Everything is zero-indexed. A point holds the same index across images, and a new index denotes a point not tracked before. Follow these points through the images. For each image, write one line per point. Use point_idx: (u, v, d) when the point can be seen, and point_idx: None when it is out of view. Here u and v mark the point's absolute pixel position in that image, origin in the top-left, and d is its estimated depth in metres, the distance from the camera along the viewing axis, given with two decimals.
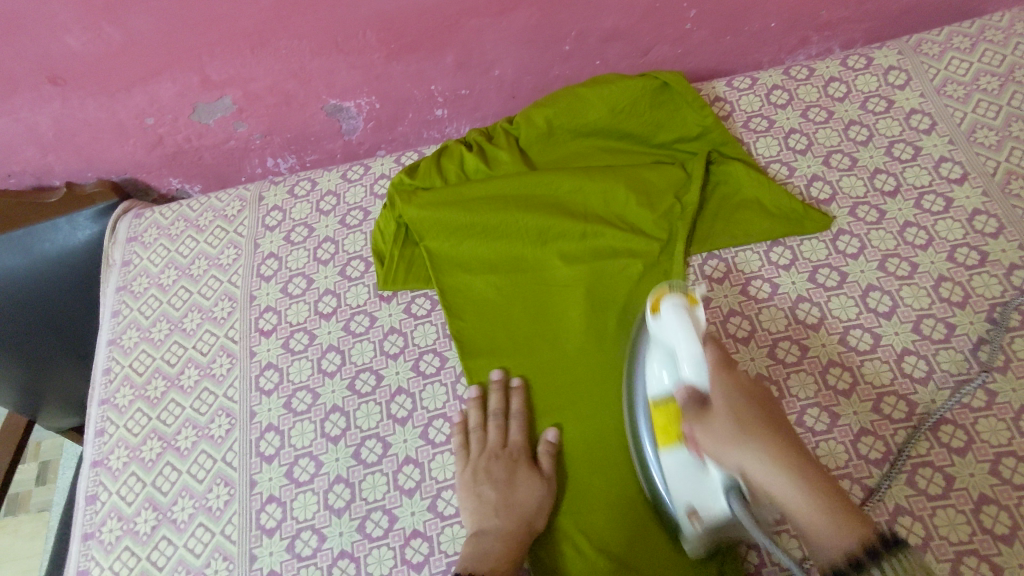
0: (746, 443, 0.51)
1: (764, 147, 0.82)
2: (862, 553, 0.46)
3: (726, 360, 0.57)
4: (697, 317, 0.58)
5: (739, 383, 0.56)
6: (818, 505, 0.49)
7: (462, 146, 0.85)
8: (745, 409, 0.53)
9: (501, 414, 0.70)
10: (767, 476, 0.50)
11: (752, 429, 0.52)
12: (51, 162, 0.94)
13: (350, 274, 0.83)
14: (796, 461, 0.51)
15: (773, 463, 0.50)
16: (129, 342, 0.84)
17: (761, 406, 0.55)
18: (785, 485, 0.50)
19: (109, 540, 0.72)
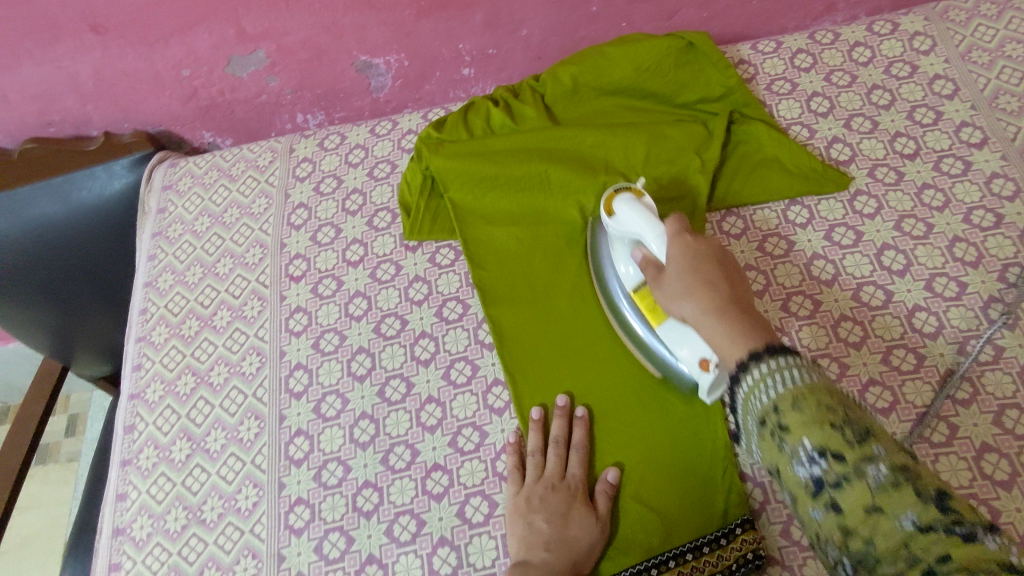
0: (686, 294, 0.56)
1: (786, 109, 0.84)
2: (747, 359, 0.48)
3: (686, 230, 0.62)
4: (647, 203, 0.68)
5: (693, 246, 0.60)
6: (734, 331, 0.51)
7: (489, 102, 0.87)
8: (699, 266, 0.58)
9: (562, 443, 0.68)
10: (698, 323, 0.55)
11: (691, 276, 0.57)
12: (90, 113, 0.97)
13: (377, 225, 0.86)
14: (736, 310, 0.53)
15: (705, 303, 0.54)
16: (165, 284, 0.88)
17: (708, 268, 0.57)
18: (710, 325, 0.53)
19: (146, 466, 0.76)
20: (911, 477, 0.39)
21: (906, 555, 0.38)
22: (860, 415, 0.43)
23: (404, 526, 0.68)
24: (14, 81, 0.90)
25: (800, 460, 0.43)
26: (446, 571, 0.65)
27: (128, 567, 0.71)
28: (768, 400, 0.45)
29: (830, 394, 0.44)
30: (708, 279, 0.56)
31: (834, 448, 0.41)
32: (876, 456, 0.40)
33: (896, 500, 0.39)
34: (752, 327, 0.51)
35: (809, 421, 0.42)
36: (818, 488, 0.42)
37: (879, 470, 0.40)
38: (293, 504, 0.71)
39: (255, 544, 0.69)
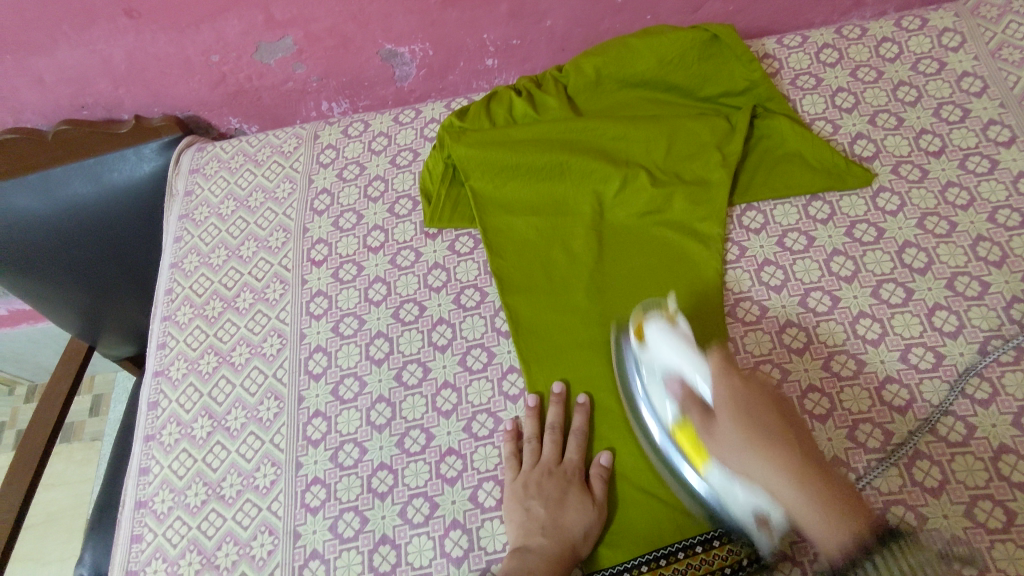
0: (745, 450, 0.54)
1: (810, 104, 0.83)
2: (860, 553, 0.49)
3: (731, 367, 0.59)
4: (682, 330, 0.65)
5: (745, 387, 0.57)
6: (826, 507, 0.50)
7: (511, 91, 0.88)
8: (756, 414, 0.55)
9: (559, 428, 0.69)
10: (787, 485, 0.52)
11: (753, 429, 0.54)
12: (122, 96, 1.00)
13: (398, 212, 0.87)
14: (816, 484, 0.51)
15: (779, 471, 0.52)
16: (190, 265, 0.90)
17: (767, 411, 0.55)
18: (800, 497, 0.51)
19: (168, 442, 0.78)
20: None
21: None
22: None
23: (417, 508, 0.69)
24: (50, 64, 0.93)
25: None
26: (458, 553, 0.66)
27: (149, 539, 0.73)
28: None
29: None
30: (774, 438, 0.54)
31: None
32: None
33: None
34: (843, 493, 0.52)
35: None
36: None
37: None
38: (310, 483, 0.72)
39: (272, 520, 0.71)
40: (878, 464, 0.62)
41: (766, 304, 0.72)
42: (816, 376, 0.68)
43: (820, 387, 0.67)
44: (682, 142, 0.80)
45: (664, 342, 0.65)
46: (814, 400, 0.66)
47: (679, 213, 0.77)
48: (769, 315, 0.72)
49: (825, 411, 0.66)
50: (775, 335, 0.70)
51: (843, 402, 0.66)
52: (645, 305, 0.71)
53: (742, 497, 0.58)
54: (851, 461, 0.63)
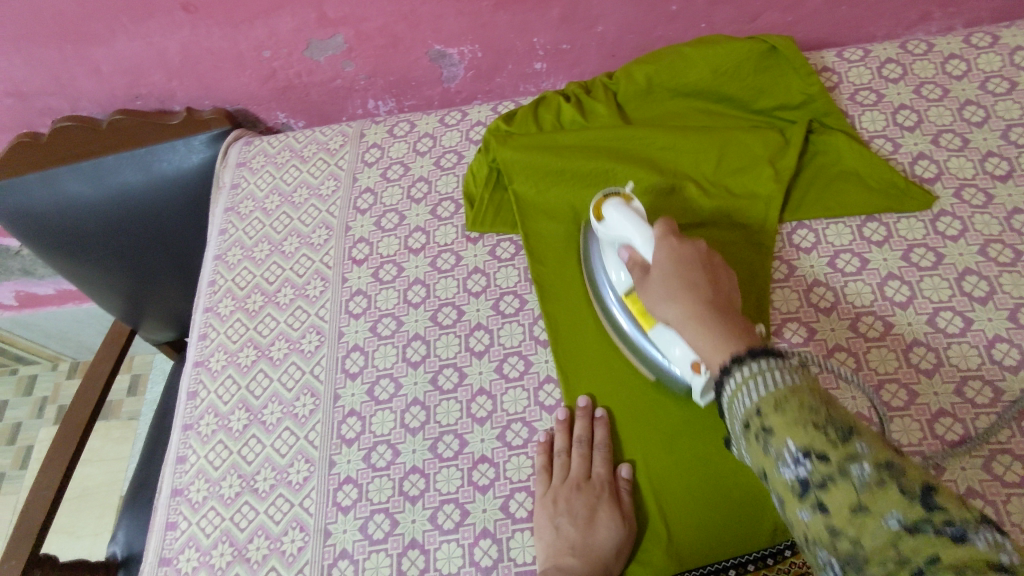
0: (672, 296, 0.55)
1: (869, 121, 0.80)
2: (730, 363, 0.47)
3: (673, 233, 0.61)
4: (636, 209, 0.68)
5: (678, 253, 0.59)
6: (716, 339, 0.50)
7: (560, 96, 0.87)
8: (682, 270, 0.57)
9: (586, 442, 0.69)
10: (684, 323, 0.53)
11: (673, 282, 0.56)
12: (175, 88, 1.01)
13: (440, 214, 0.87)
14: (713, 315, 0.52)
15: (687, 310, 0.53)
16: (234, 258, 0.91)
17: (691, 269, 0.57)
18: (693, 334, 0.52)
19: (205, 432, 0.79)
20: (896, 474, 0.38)
21: (896, 557, 0.36)
22: (843, 413, 0.42)
23: (448, 514, 0.69)
24: (108, 54, 0.95)
25: (786, 462, 0.41)
26: (487, 563, 0.66)
27: (183, 528, 0.74)
28: (751, 403, 0.44)
29: (815, 396, 0.42)
30: (692, 284, 0.56)
31: (817, 448, 0.40)
32: (860, 453, 0.39)
33: (881, 500, 0.37)
34: (738, 332, 0.51)
35: (791, 422, 0.41)
36: (804, 490, 0.40)
37: (866, 449, 0.39)
38: (342, 482, 0.72)
39: (303, 518, 0.71)
40: None
41: (814, 326, 0.70)
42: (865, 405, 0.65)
43: (867, 417, 0.65)
44: (734, 155, 0.78)
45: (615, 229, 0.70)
46: None
47: (727, 226, 0.75)
48: (818, 338, 0.69)
49: None
50: (822, 359, 0.68)
51: (892, 432, 0.64)
52: (607, 194, 0.76)
53: (680, 352, 0.63)
54: None
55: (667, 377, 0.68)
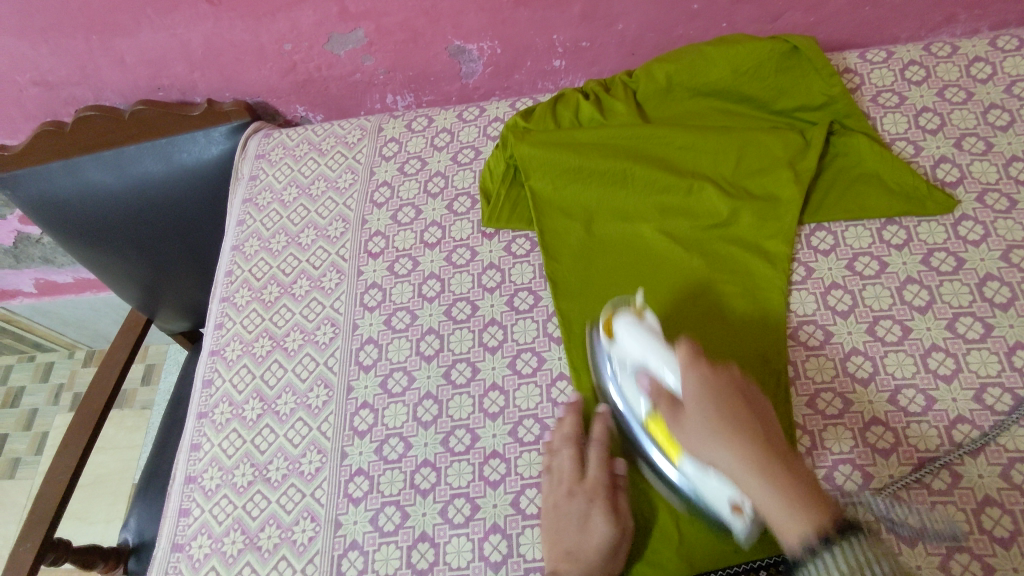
0: (721, 442, 0.50)
1: (891, 123, 0.80)
2: (816, 542, 0.45)
3: (701, 353, 0.55)
4: (649, 325, 0.64)
5: (714, 374, 0.53)
6: (787, 497, 0.47)
7: (579, 94, 0.86)
8: (723, 403, 0.52)
9: (580, 442, 0.68)
10: (743, 474, 0.49)
11: (718, 422, 0.51)
12: (196, 80, 1.02)
13: (456, 209, 0.87)
14: (777, 469, 0.48)
15: (745, 464, 0.49)
16: (251, 249, 0.92)
17: (733, 404, 0.52)
18: (758, 488, 0.48)
19: (219, 421, 0.80)
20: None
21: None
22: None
23: (458, 508, 0.69)
24: (132, 45, 0.96)
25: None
26: (496, 558, 0.66)
27: (196, 514, 0.75)
28: None
29: None
30: (742, 427, 0.51)
31: None
32: None
33: None
34: (806, 494, 0.47)
35: None
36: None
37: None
38: (353, 474, 0.73)
39: (315, 508, 0.72)
40: (943, 507, 0.60)
41: (830, 329, 0.70)
42: (881, 409, 0.65)
43: (883, 421, 0.64)
44: (753, 156, 0.78)
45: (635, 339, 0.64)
46: (876, 434, 0.64)
47: (746, 227, 0.75)
48: (834, 341, 0.69)
49: (887, 446, 0.63)
50: (838, 363, 0.68)
51: (908, 437, 0.63)
52: (613, 302, 0.71)
53: (711, 489, 0.59)
54: (913, 501, 0.60)
55: (700, 506, 0.62)
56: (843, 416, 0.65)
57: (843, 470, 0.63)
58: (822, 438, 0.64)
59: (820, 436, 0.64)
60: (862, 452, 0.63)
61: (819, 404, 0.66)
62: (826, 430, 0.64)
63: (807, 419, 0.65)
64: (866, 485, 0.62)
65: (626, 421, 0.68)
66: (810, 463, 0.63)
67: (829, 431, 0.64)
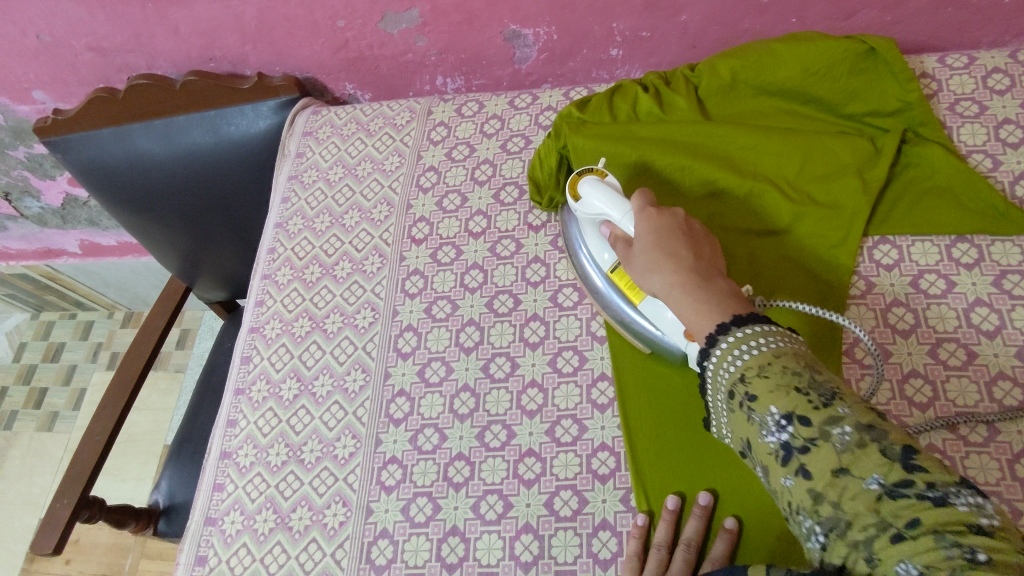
0: (654, 267, 0.56)
1: (968, 134, 0.75)
2: (728, 321, 0.49)
3: (650, 203, 0.62)
4: (612, 183, 0.68)
5: (660, 215, 0.60)
6: (700, 302, 0.52)
7: (638, 86, 0.84)
8: (661, 236, 0.57)
9: (693, 547, 0.61)
10: (669, 293, 0.54)
11: (655, 252, 0.56)
12: (248, 53, 1.01)
13: (503, 199, 0.86)
14: (697, 280, 0.53)
15: (672, 277, 0.54)
16: (294, 227, 0.91)
17: (673, 236, 0.57)
18: (681, 303, 0.53)
19: (256, 398, 0.80)
20: (872, 430, 0.40)
21: (872, 513, 0.38)
22: (826, 376, 0.44)
23: (491, 505, 0.68)
24: (187, 15, 0.95)
25: (770, 428, 0.44)
26: (527, 559, 0.65)
27: (229, 490, 0.75)
28: (739, 372, 0.47)
29: (798, 360, 0.45)
30: (676, 253, 0.56)
31: (799, 411, 0.43)
32: (839, 415, 0.41)
33: (862, 459, 0.39)
34: (722, 293, 0.52)
35: (775, 390, 0.44)
36: (788, 452, 0.43)
37: (846, 410, 0.41)
38: (387, 462, 0.72)
39: (347, 493, 0.72)
40: None
41: (889, 348, 0.67)
42: (938, 437, 0.62)
43: (941, 450, 0.61)
44: (818, 162, 0.74)
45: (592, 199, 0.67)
46: None
47: (805, 236, 0.72)
48: (892, 361, 0.66)
49: None
50: (896, 385, 0.65)
51: (967, 469, 0.60)
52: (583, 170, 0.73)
53: (671, 320, 0.65)
54: None
55: (663, 346, 0.69)
56: None
57: None
58: None
59: None
60: None
61: None
62: None
63: None
64: None
65: (595, 276, 0.73)
66: None
67: None
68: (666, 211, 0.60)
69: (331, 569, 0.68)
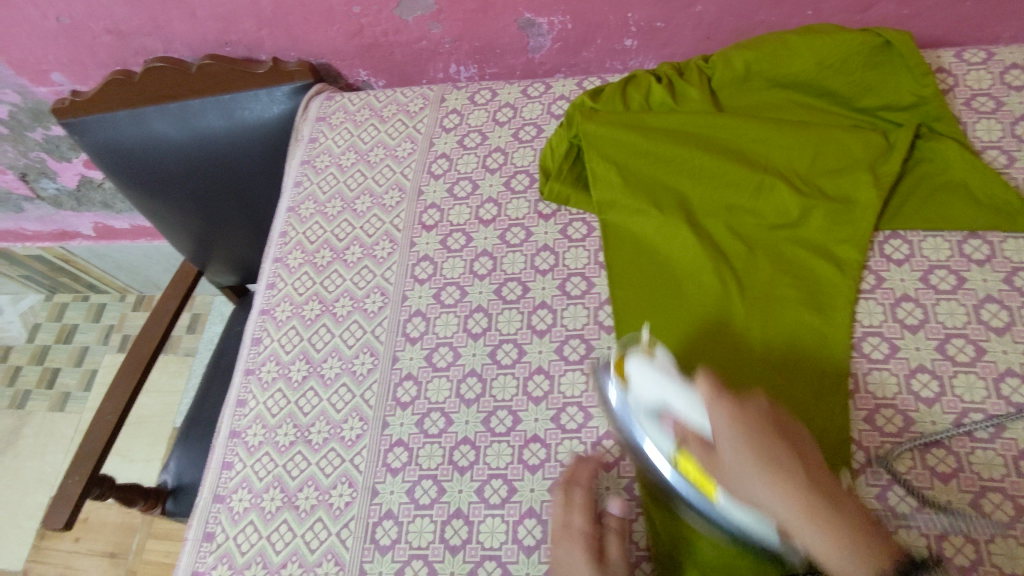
0: (765, 486, 0.47)
1: (984, 130, 0.75)
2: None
3: (722, 390, 0.52)
4: (663, 362, 0.60)
5: (741, 407, 0.50)
6: (834, 535, 0.44)
7: (652, 76, 0.83)
8: (759, 441, 0.48)
9: (566, 483, 0.66)
10: (790, 518, 0.46)
11: (752, 461, 0.48)
12: (264, 37, 1.02)
13: (514, 187, 0.86)
14: (824, 504, 0.46)
15: (793, 505, 0.46)
16: (306, 211, 0.92)
17: (774, 448, 0.48)
18: (811, 536, 0.45)
19: (266, 379, 0.81)
20: None
21: None
22: None
23: (495, 489, 0.68)
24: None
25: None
26: (529, 542, 0.66)
27: (238, 468, 0.76)
28: None
29: None
30: (784, 464, 0.47)
31: None
32: None
33: None
34: (855, 524, 0.45)
35: None
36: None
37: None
38: (393, 444, 0.73)
39: (353, 474, 0.72)
40: (1003, 541, 0.57)
41: (897, 343, 0.66)
42: (944, 432, 0.62)
43: (946, 444, 0.61)
44: (830, 156, 0.74)
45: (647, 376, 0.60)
46: (937, 458, 0.61)
47: (815, 230, 0.72)
48: (900, 356, 0.66)
49: (948, 471, 0.60)
50: (903, 380, 0.65)
51: (972, 464, 0.60)
52: (623, 342, 0.68)
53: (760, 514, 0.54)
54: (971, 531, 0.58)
55: (740, 541, 0.58)
56: (903, 435, 0.62)
57: (898, 490, 0.60)
58: (878, 456, 0.62)
59: (876, 452, 0.62)
60: (920, 474, 0.61)
61: (878, 420, 0.64)
62: (884, 448, 0.62)
63: (864, 434, 0.63)
64: (922, 508, 0.59)
65: (646, 457, 0.63)
66: (864, 479, 0.61)
67: (887, 449, 0.62)
68: (748, 406, 0.50)
69: (336, 548, 0.69)
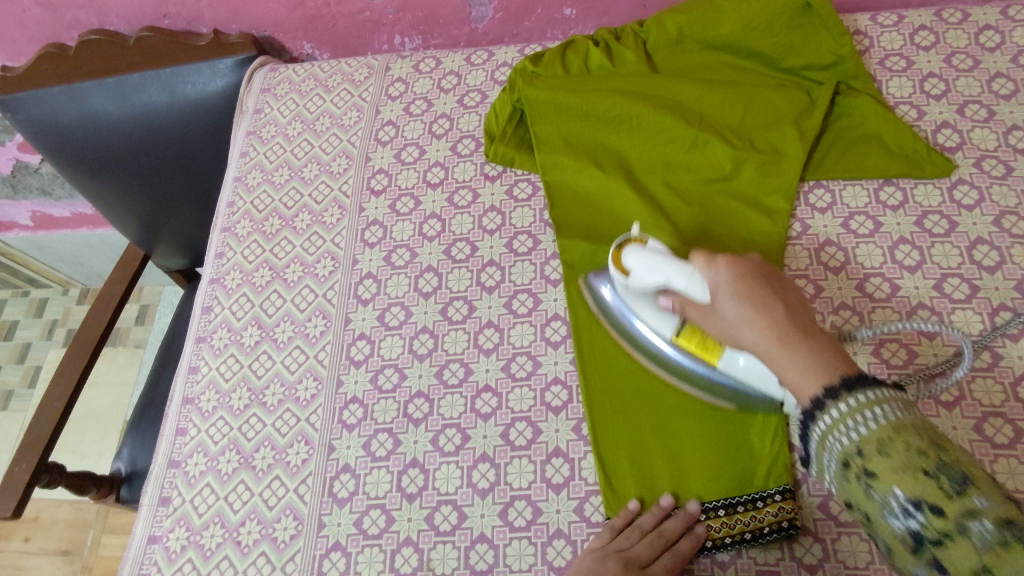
0: (750, 322, 0.52)
1: (896, 86, 0.80)
2: (837, 385, 0.47)
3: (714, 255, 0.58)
4: (655, 249, 0.64)
5: (736, 261, 0.56)
6: (813, 365, 0.49)
7: (589, 41, 0.86)
8: (753, 283, 0.54)
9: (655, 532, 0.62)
10: (770, 349, 0.51)
11: (747, 304, 0.53)
12: (203, 9, 1.01)
13: (460, 151, 0.88)
14: (800, 339, 0.50)
15: (772, 336, 0.51)
16: (254, 181, 0.92)
17: (765, 288, 0.54)
18: (785, 362, 0.50)
19: (218, 345, 0.81)
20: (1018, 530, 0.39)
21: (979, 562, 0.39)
22: (954, 453, 0.42)
23: (449, 438, 0.71)
24: None
25: (893, 511, 0.42)
26: (484, 485, 0.68)
27: (192, 434, 0.76)
28: (853, 441, 0.45)
29: (919, 434, 0.43)
30: (775, 304, 0.53)
31: (931, 499, 0.41)
32: (977, 509, 0.40)
33: (1006, 562, 0.38)
34: (829, 352, 0.49)
35: (898, 470, 0.42)
36: (917, 543, 0.41)
37: (986, 504, 0.40)
38: (348, 402, 0.74)
39: (309, 432, 0.74)
40: None
41: (821, 284, 0.71)
42: (864, 361, 0.67)
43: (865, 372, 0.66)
44: (758, 112, 0.78)
45: (642, 266, 0.64)
46: None
47: (747, 181, 0.76)
48: (824, 295, 0.71)
49: None
50: (827, 317, 0.69)
51: None
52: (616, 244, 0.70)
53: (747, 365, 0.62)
54: None
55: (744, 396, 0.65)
56: None
57: None
58: None
59: None
60: None
61: None
62: None
63: None
64: None
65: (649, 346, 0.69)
66: None
67: None
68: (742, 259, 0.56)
69: (295, 503, 0.70)
